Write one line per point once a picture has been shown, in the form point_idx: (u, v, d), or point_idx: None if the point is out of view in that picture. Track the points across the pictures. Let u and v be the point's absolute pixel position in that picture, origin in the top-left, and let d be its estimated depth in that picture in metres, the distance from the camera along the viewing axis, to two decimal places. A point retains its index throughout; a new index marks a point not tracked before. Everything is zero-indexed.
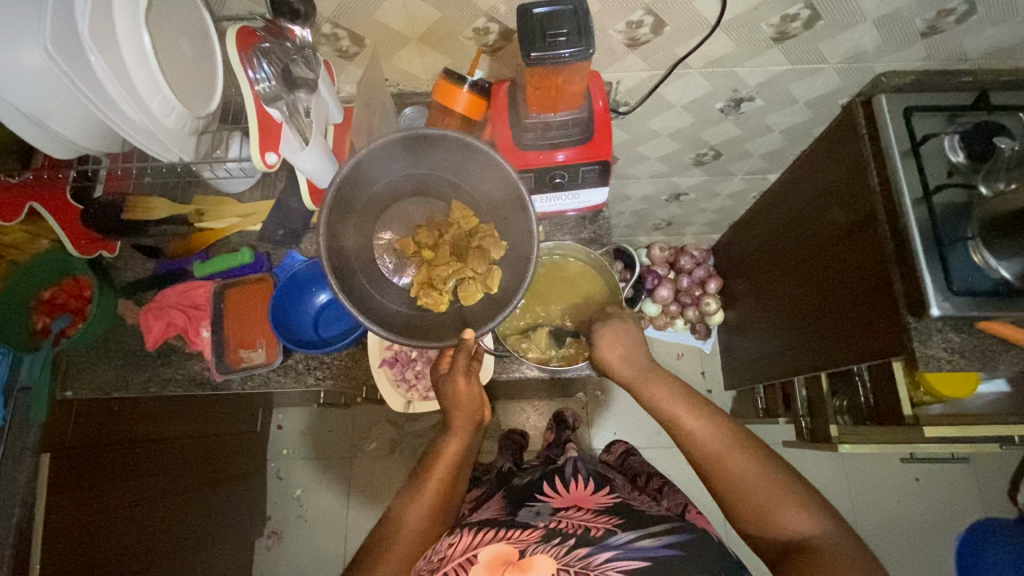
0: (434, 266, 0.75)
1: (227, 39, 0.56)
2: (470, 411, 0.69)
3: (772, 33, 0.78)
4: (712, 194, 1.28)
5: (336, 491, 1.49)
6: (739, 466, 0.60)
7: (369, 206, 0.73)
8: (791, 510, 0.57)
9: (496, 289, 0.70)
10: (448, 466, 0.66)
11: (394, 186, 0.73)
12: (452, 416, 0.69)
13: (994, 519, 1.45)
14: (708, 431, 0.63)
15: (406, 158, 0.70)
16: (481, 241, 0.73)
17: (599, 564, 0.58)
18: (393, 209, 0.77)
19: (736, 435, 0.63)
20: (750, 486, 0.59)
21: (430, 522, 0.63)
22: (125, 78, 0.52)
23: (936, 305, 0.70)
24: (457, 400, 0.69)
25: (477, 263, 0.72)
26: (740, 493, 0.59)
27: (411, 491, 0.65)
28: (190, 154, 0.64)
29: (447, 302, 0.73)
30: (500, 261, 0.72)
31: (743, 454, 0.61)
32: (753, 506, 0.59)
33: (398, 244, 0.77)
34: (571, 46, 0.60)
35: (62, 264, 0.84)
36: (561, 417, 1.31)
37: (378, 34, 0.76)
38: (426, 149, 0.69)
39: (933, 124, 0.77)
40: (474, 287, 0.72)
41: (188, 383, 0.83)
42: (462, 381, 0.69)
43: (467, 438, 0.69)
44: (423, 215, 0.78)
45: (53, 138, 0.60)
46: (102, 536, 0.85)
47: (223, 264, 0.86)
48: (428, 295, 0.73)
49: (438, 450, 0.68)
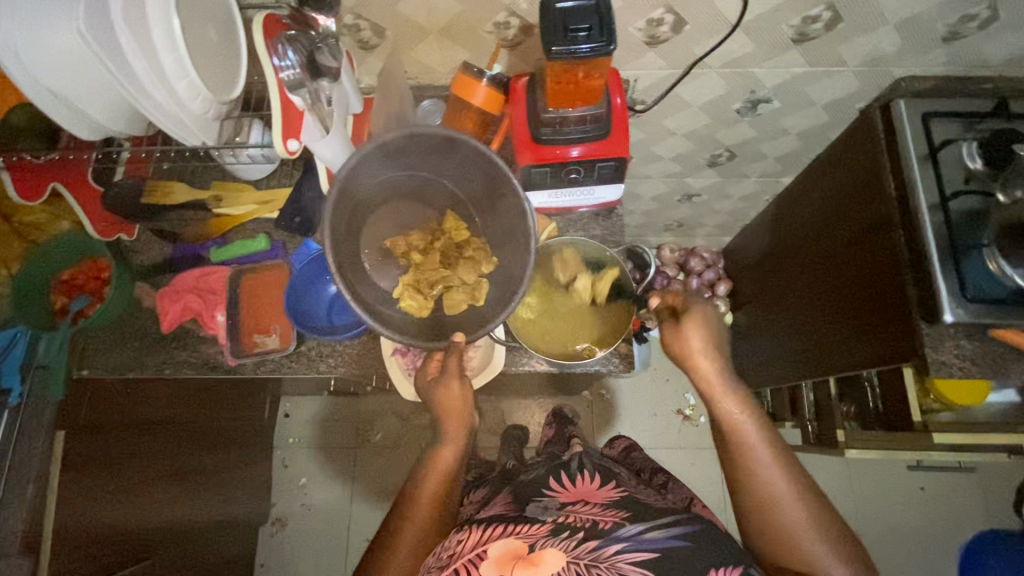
0: (421, 269, 0.76)
1: (255, 25, 0.57)
2: (459, 416, 0.72)
3: (793, 35, 0.78)
4: (725, 196, 1.27)
5: (341, 482, 1.50)
6: (791, 511, 0.60)
7: (362, 204, 0.72)
8: (830, 556, 0.58)
9: (484, 303, 0.72)
10: (444, 474, 0.68)
11: (390, 184, 0.73)
12: (445, 423, 0.71)
13: (998, 531, 1.44)
14: (777, 474, 0.62)
15: (410, 159, 0.71)
16: (473, 253, 0.75)
17: (608, 557, 0.58)
18: (385, 211, 0.76)
19: (799, 479, 0.62)
20: (799, 534, 0.59)
21: (432, 521, 0.65)
22: (153, 59, 0.53)
23: (949, 311, 0.70)
24: (448, 405, 0.72)
25: (466, 274, 0.74)
26: (786, 536, 0.59)
27: (406, 505, 0.66)
28: (212, 137, 0.66)
29: (430, 308, 0.74)
30: (488, 276, 0.75)
31: (801, 499, 0.60)
32: (797, 543, 0.59)
33: (386, 242, 0.77)
34: (591, 41, 0.60)
35: (83, 246, 0.84)
36: (560, 413, 1.32)
37: (399, 26, 0.77)
38: (428, 151, 0.69)
39: (952, 130, 0.77)
40: (459, 297, 0.74)
41: (202, 366, 0.84)
42: (455, 386, 0.72)
43: (461, 445, 0.71)
44: (414, 218, 0.78)
45: (83, 118, 0.61)
46: (108, 515, 0.87)
47: (238, 250, 0.86)
48: (414, 298, 0.73)
49: (431, 458, 0.69)
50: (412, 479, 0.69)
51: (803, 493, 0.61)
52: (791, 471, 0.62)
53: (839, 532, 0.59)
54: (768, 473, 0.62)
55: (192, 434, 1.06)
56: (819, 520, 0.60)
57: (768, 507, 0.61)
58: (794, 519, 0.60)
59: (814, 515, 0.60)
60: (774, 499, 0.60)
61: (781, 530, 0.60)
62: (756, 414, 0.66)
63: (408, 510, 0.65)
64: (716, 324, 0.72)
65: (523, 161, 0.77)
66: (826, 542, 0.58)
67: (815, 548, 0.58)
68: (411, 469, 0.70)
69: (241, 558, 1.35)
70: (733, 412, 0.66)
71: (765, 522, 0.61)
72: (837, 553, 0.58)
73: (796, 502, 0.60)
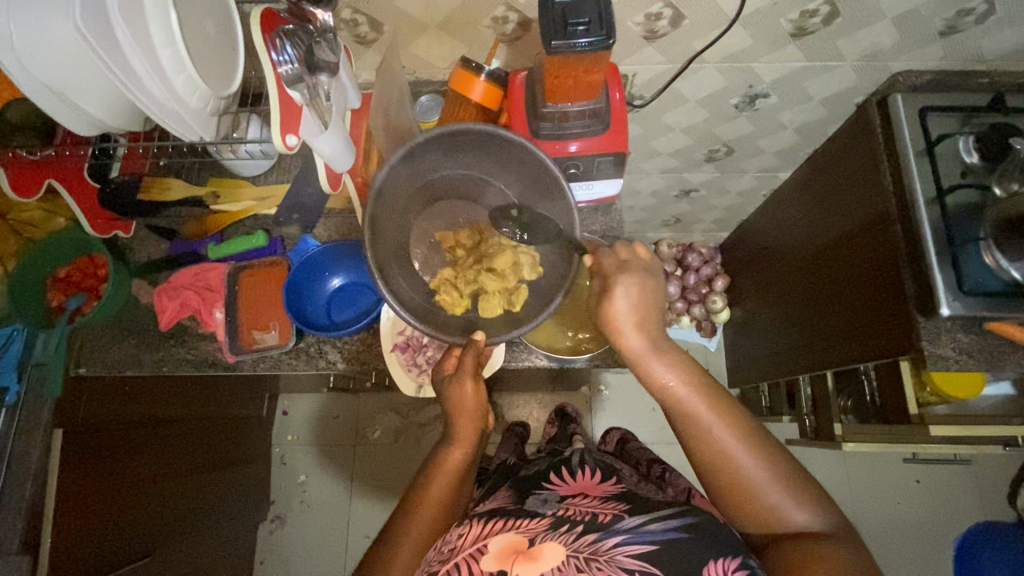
0: (462, 267, 0.77)
1: (253, 20, 0.58)
2: (471, 414, 0.71)
3: (791, 29, 0.78)
4: (723, 191, 1.28)
5: (340, 479, 1.50)
6: (744, 463, 0.57)
7: (415, 198, 0.73)
8: (795, 505, 0.55)
9: (519, 308, 0.72)
10: (451, 473, 0.67)
11: (446, 182, 0.74)
12: (456, 421, 0.70)
13: (992, 523, 1.45)
14: (723, 429, 0.58)
15: (466, 157, 0.71)
16: (516, 259, 0.75)
17: (607, 550, 0.58)
18: (440, 207, 0.77)
19: (748, 430, 0.59)
20: (756, 486, 0.56)
21: (437, 516, 0.64)
22: (151, 54, 0.53)
23: (946, 304, 0.71)
24: (461, 403, 0.71)
25: (506, 279, 0.75)
26: (745, 491, 0.56)
27: (413, 503, 0.64)
28: (210, 134, 0.65)
29: (463, 306, 0.75)
30: (529, 282, 0.75)
31: (753, 451, 0.57)
32: (756, 498, 0.56)
33: (436, 237, 0.77)
34: (589, 35, 0.60)
35: (78, 242, 0.84)
36: (563, 411, 1.32)
37: (397, 20, 0.76)
38: (479, 152, 0.70)
39: (949, 124, 0.77)
40: (495, 300, 0.74)
41: (200, 363, 0.84)
42: (468, 382, 0.72)
43: (470, 446, 0.70)
44: (467, 216, 0.78)
45: (79, 115, 0.60)
46: (109, 511, 0.85)
47: (238, 246, 0.86)
48: (449, 294, 0.74)
49: (441, 457, 0.68)
50: (421, 477, 0.67)
51: (757, 443, 0.58)
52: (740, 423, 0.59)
53: (800, 478, 0.57)
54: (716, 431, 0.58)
55: (190, 432, 1.05)
56: (776, 470, 0.57)
57: (720, 466, 0.58)
58: (751, 474, 0.56)
59: (771, 465, 0.57)
60: (724, 455, 0.57)
61: (740, 488, 0.57)
62: (693, 371, 0.61)
63: (412, 505, 0.64)
64: (657, 285, 0.65)
65: None
66: (788, 492, 0.56)
67: (777, 499, 0.55)
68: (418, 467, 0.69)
69: (241, 555, 1.35)
70: (670, 377, 0.61)
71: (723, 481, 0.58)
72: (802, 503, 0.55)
73: (748, 454, 0.57)
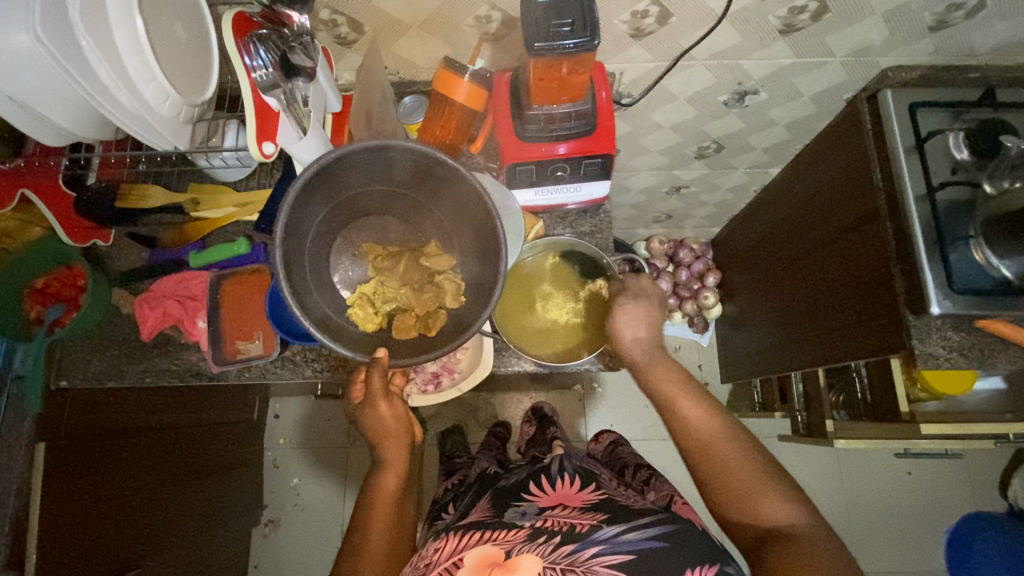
0: (383, 283, 0.75)
1: (225, 25, 0.55)
2: (397, 435, 0.73)
3: (780, 25, 0.77)
4: (713, 187, 1.27)
5: (333, 481, 1.49)
6: (732, 458, 0.61)
7: (343, 209, 0.71)
8: (788, 507, 0.57)
9: (434, 333, 0.69)
10: (388, 501, 0.69)
11: (365, 200, 0.72)
12: (383, 446, 0.72)
13: (983, 513, 1.47)
14: (709, 424, 0.63)
15: (395, 178, 0.69)
16: (442, 282, 0.72)
17: (585, 560, 0.58)
18: (369, 221, 0.76)
19: (727, 427, 0.63)
20: (738, 475, 0.60)
21: (388, 546, 0.65)
22: (117, 62, 0.51)
23: (936, 303, 0.69)
24: (382, 424, 0.73)
25: (425, 303, 0.72)
26: (730, 483, 0.60)
27: (362, 521, 0.67)
28: (183, 143, 0.63)
29: (376, 323, 0.72)
30: (451, 311, 0.72)
31: (732, 444, 0.62)
32: (742, 492, 0.59)
33: (359, 248, 0.76)
34: (575, 37, 0.58)
35: (56, 253, 0.81)
36: (539, 410, 1.33)
37: (379, 21, 0.75)
38: (415, 176, 0.68)
39: (937, 121, 0.75)
40: (411, 322, 0.71)
41: (184, 373, 0.83)
42: (383, 405, 0.73)
43: (402, 469, 0.72)
44: (398, 236, 0.78)
45: (45, 123, 0.59)
46: (95, 521, 0.84)
47: (218, 255, 0.83)
48: (362, 309, 0.71)
49: (375, 486, 0.70)
50: (360, 513, 0.68)
51: (738, 439, 0.63)
52: (720, 416, 0.64)
53: (782, 476, 0.60)
54: (703, 426, 0.63)
55: (175, 441, 1.04)
56: (760, 462, 0.61)
57: (708, 456, 0.62)
58: (734, 461, 0.61)
59: (753, 459, 0.61)
60: (703, 446, 0.62)
61: (730, 479, 0.60)
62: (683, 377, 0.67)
63: (363, 536, 0.65)
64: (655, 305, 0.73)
65: (509, 158, 0.75)
66: (777, 489, 0.59)
67: (760, 488, 0.59)
68: (356, 502, 0.70)
69: (235, 558, 1.35)
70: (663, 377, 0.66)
71: (713, 472, 0.61)
72: (792, 500, 0.58)
73: (731, 448, 0.62)
